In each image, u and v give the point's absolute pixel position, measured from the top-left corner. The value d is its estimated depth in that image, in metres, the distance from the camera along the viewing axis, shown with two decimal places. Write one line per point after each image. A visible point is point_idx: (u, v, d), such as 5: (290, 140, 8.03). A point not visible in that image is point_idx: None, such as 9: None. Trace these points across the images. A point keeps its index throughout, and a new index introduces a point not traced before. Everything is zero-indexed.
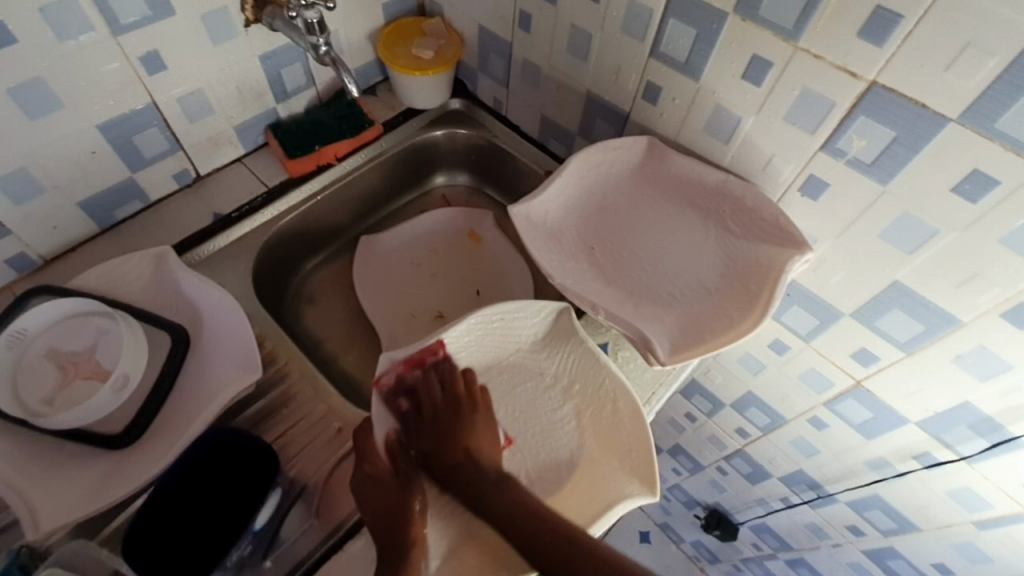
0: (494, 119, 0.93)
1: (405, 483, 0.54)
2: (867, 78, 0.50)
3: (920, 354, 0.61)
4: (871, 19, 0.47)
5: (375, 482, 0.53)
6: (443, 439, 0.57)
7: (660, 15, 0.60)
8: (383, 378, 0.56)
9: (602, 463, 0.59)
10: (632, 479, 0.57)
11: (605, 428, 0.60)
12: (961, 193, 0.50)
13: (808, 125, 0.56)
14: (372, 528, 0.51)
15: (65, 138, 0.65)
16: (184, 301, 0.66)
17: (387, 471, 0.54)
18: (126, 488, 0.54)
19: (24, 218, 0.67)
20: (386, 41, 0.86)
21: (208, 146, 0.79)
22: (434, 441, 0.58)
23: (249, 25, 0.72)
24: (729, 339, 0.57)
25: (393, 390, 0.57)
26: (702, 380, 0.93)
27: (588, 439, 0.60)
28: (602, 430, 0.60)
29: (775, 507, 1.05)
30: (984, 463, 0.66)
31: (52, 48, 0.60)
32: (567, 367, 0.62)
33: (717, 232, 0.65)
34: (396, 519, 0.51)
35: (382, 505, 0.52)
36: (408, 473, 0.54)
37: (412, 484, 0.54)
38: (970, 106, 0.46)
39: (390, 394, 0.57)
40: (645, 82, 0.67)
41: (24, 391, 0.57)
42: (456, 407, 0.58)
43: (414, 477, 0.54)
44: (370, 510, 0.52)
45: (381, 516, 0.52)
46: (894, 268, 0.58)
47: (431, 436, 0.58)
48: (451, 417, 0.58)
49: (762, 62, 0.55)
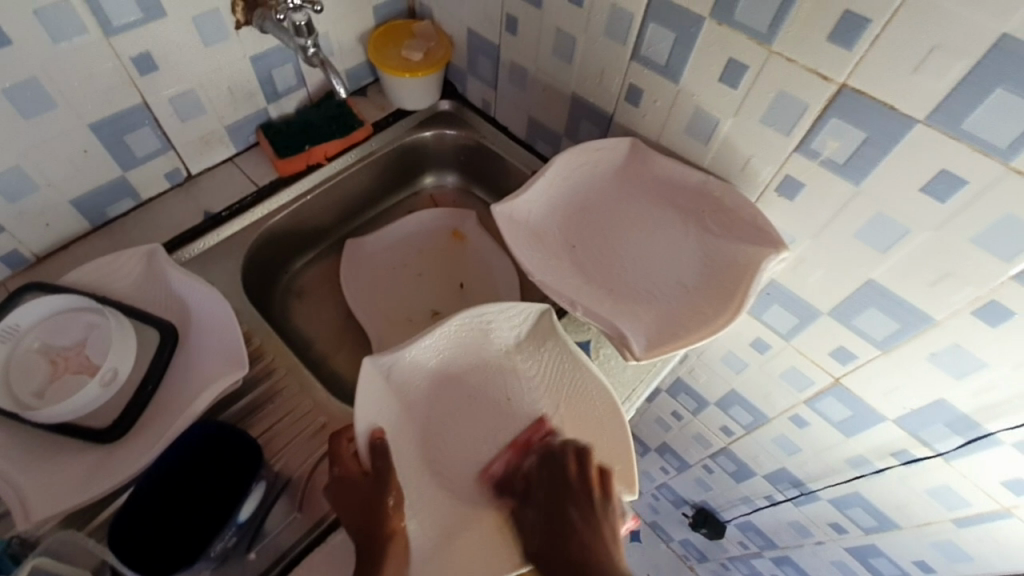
0: (483, 120, 0.94)
1: (379, 482, 0.53)
2: (837, 82, 0.51)
3: (895, 353, 0.62)
4: (840, 23, 0.48)
5: (348, 483, 0.54)
6: (557, 538, 0.52)
7: (641, 19, 0.62)
8: (491, 465, 0.60)
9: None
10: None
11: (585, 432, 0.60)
12: (930, 192, 0.51)
13: (783, 127, 0.57)
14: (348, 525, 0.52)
15: (59, 137, 0.67)
16: (173, 298, 0.68)
17: (358, 470, 0.55)
18: (111, 480, 0.55)
19: (18, 215, 0.68)
20: (376, 44, 0.87)
21: (199, 145, 0.80)
22: (549, 541, 0.52)
23: (240, 27, 0.74)
24: (704, 335, 0.58)
25: (501, 480, 0.59)
26: (687, 378, 0.94)
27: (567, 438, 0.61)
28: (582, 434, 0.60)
29: (760, 505, 1.06)
30: (960, 461, 0.67)
31: (45, 48, 0.61)
32: (549, 371, 0.63)
33: (696, 232, 0.66)
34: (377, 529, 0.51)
35: (356, 503, 0.53)
36: (382, 470, 0.54)
37: (383, 479, 0.53)
38: (936, 108, 0.47)
39: (373, 391, 0.57)
40: (627, 84, 0.68)
41: (16, 385, 0.58)
42: (568, 492, 0.54)
43: (385, 472, 0.53)
44: (348, 513, 0.53)
45: (354, 518, 0.52)
46: (867, 267, 0.59)
47: (545, 532, 0.53)
48: (562, 503, 0.54)
49: (738, 65, 0.57)
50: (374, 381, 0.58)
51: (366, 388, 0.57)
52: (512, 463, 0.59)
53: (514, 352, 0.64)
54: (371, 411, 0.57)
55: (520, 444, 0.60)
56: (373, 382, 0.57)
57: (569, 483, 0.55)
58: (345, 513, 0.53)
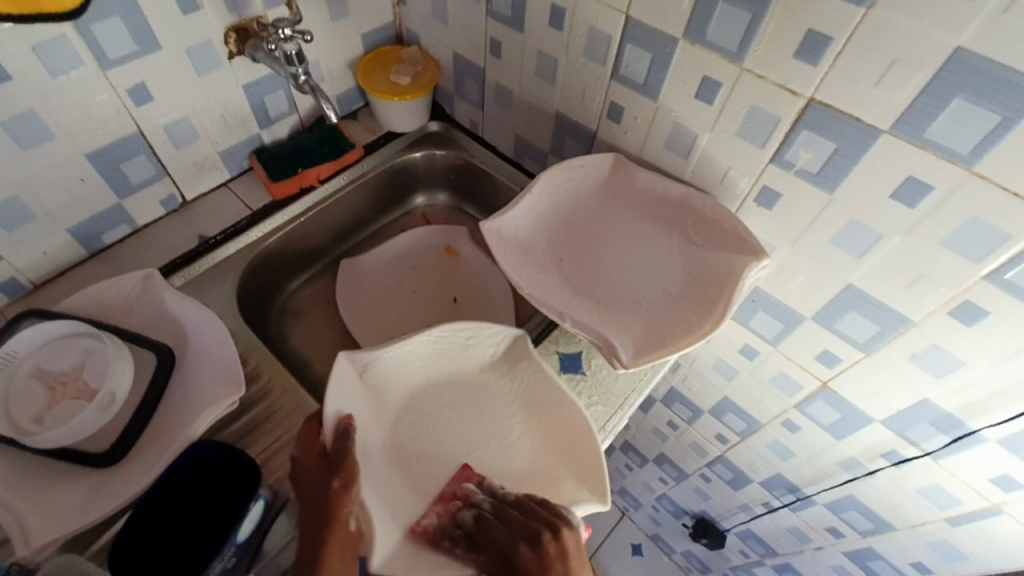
0: (471, 140, 0.96)
1: (333, 464, 0.54)
2: (805, 96, 0.53)
3: (878, 355, 0.64)
4: (805, 41, 0.50)
5: (304, 466, 0.54)
6: None
7: (618, 41, 0.64)
8: (421, 522, 0.56)
9: (556, 469, 0.60)
10: (584, 488, 0.59)
11: (556, 439, 0.62)
12: (899, 199, 0.53)
13: (758, 139, 0.59)
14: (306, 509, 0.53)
15: (56, 166, 0.68)
16: (169, 322, 0.69)
17: (315, 453, 0.55)
18: (111, 503, 0.55)
19: (15, 244, 0.69)
20: (366, 69, 0.90)
21: (194, 172, 0.82)
22: None
23: (233, 57, 0.76)
24: (689, 343, 0.59)
25: (436, 535, 0.55)
26: (681, 387, 0.96)
27: (541, 451, 0.62)
28: (553, 442, 0.62)
29: (758, 512, 1.06)
30: (948, 459, 0.68)
31: (41, 82, 0.62)
32: (523, 388, 0.64)
33: (680, 241, 0.68)
34: (327, 520, 0.51)
35: (311, 487, 0.53)
36: (337, 453, 0.54)
37: (338, 461, 0.54)
38: (899, 119, 0.49)
39: (346, 388, 0.59)
40: (608, 102, 0.71)
41: (14, 411, 0.59)
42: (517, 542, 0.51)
43: (340, 455, 0.54)
44: (307, 495, 0.53)
45: (310, 501, 0.53)
46: (846, 272, 0.61)
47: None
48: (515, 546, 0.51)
49: (712, 82, 0.59)
50: (349, 382, 0.59)
51: (338, 383, 0.58)
52: (446, 522, 0.56)
53: (489, 370, 0.66)
54: (340, 403, 0.58)
55: (447, 495, 0.58)
56: (345, 377, 0.59)
57: (515, 525, 0.53)
58: (303, 500, 0.53)
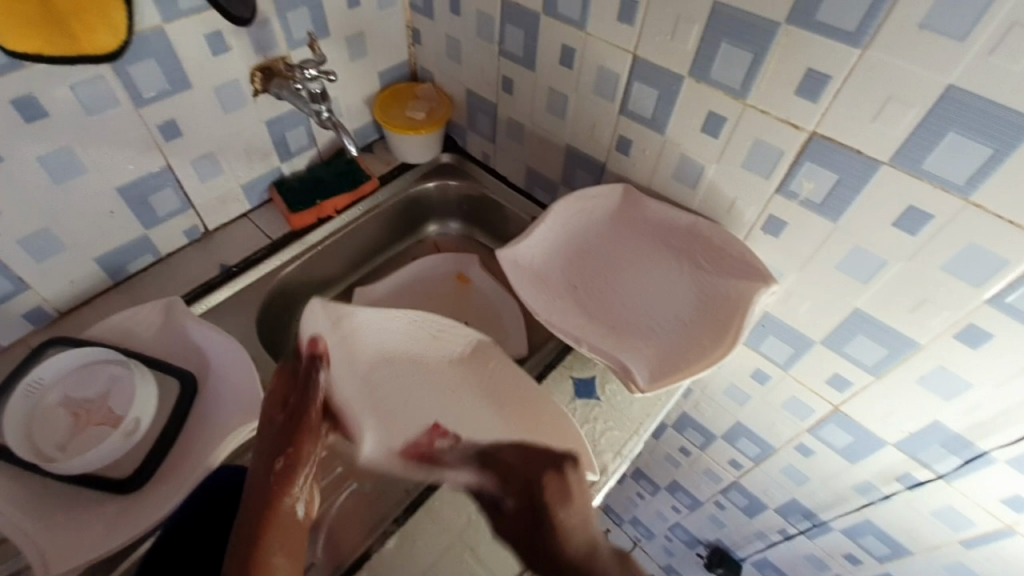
0: (483, 171, 1.00)
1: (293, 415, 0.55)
2: (807, 130, 0.56)
3: (887, 377, 0.65)
4: (805, 80, 0.53)
5: (265, 429, 0.55)
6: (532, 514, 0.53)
7: (626, 79, 0.68)
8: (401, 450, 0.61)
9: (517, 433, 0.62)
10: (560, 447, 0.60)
11: (518, 407, 0.65)
12: (901, 226, 0.55)
13: (763, 170, 0.62)
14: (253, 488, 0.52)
15: (88, 200, 0.71)
16: (192, 349, 0.70)
17: (275, 412, 0.56)
18: (132, 530, 0.56)
19: (44, 274, 0.72)
20: (381, 105, 0.94)
21: (217, 203, 0.85)
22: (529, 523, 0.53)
23: (257, 95, 0.80)
24: (703, 367, 0.60)
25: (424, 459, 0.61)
26: (693, 412, 0.97)
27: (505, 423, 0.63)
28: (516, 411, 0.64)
29: (774, 540, 1.05)
30: (960, 481, 0.68)
31: (79, 120, 0.65)
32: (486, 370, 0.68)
33: (690, 268, 0.70)
34: (269, 501, 0.51)
35: (269, 452, 0.54)
36: (296, 403, 0.56)
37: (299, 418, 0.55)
38: (898, 151, 0.51)
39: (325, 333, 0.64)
40: (617, 136, 0.74)
41: (38, 438, 0.60)
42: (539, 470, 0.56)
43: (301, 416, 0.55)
44: (263, 460, 0.53)
45: (254, 486, 0.52)
46: (852, 297, 0.63)
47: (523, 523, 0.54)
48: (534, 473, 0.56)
49: (718, 117, 0.62)
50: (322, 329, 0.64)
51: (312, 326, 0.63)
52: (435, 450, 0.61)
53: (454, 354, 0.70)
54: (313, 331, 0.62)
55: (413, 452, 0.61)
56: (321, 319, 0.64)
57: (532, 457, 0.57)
58: (249, 487, 0.52)
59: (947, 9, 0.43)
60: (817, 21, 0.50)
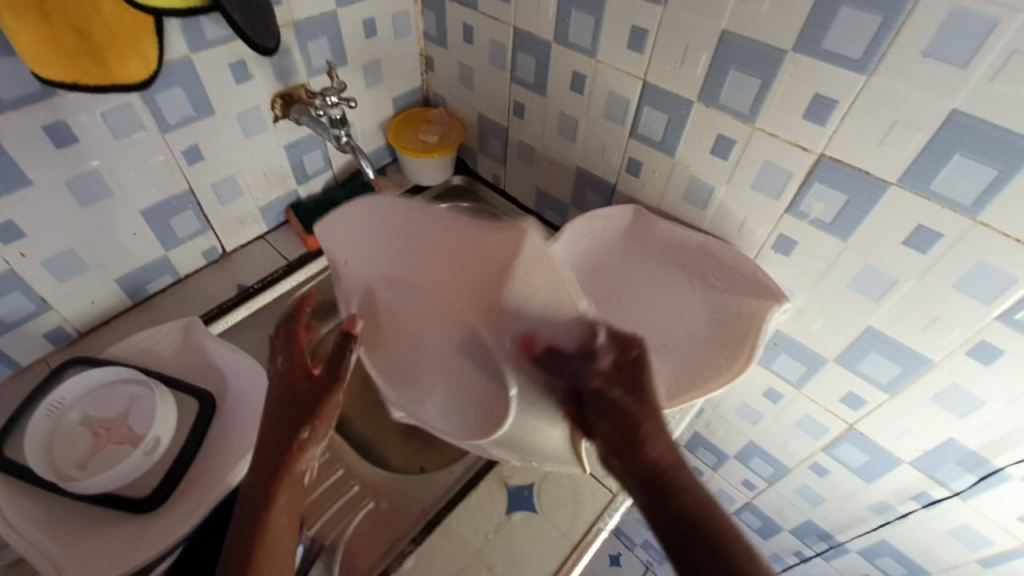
0: (494, 193, 1.02)
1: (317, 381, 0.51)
2: (815, 152, 0.57)
3: (902, 395, 0.65)
4: (812, 104, 0.55)
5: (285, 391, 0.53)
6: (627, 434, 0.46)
7: (636, 104, 0.70)
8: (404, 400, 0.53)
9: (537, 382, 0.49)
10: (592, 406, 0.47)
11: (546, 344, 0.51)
12: (911, 245, 0.56)
13: (772, 191, 0.63)
14: (264, 448, 0.51)
15: (112, 222, 0.72)
16: (210, 368, 0.71)
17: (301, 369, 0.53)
18: (151, 551, 0.57)
19: (67, 295, 0.73)
20: (395, 129, 0.97)
21: (235, 225, 0.87)
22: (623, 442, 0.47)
23: (277, 120, 0.82)
24: (718, 385, 0.63)
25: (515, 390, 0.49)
26: (705, 432, 0.97)
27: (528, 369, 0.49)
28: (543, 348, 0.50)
29: (791, 562, 1.04)
30: (977, 499, 0.68)
31: (107, 145, 0.67)
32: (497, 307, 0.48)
33: (702, 287, 0.70)
34: (280, 468, 0.50)
35: (286, 414, 0.52)
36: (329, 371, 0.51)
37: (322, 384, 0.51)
38: (906, 172, 0.52)
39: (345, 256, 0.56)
40: (627, 158, 0.76)
41: (58, 456, 0.61)
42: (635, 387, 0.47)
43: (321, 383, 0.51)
44: (278, 422, 0.51)
45: (263, 450, 0.51)
46: (864, 315, 0.63)
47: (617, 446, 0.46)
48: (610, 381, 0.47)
49: (727, 140, 0.64)
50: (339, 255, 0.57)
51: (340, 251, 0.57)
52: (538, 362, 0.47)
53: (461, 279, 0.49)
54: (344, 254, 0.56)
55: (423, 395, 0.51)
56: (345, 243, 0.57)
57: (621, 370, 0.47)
58: (260, 450, 0.51)
59: (950, 37, 0.45)
60: (823, 49, 0.52)
